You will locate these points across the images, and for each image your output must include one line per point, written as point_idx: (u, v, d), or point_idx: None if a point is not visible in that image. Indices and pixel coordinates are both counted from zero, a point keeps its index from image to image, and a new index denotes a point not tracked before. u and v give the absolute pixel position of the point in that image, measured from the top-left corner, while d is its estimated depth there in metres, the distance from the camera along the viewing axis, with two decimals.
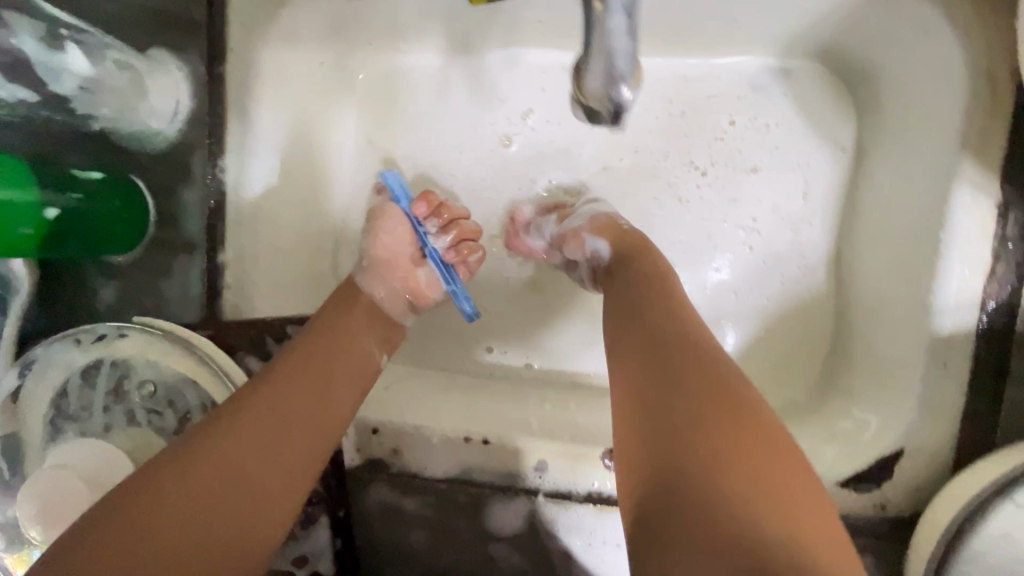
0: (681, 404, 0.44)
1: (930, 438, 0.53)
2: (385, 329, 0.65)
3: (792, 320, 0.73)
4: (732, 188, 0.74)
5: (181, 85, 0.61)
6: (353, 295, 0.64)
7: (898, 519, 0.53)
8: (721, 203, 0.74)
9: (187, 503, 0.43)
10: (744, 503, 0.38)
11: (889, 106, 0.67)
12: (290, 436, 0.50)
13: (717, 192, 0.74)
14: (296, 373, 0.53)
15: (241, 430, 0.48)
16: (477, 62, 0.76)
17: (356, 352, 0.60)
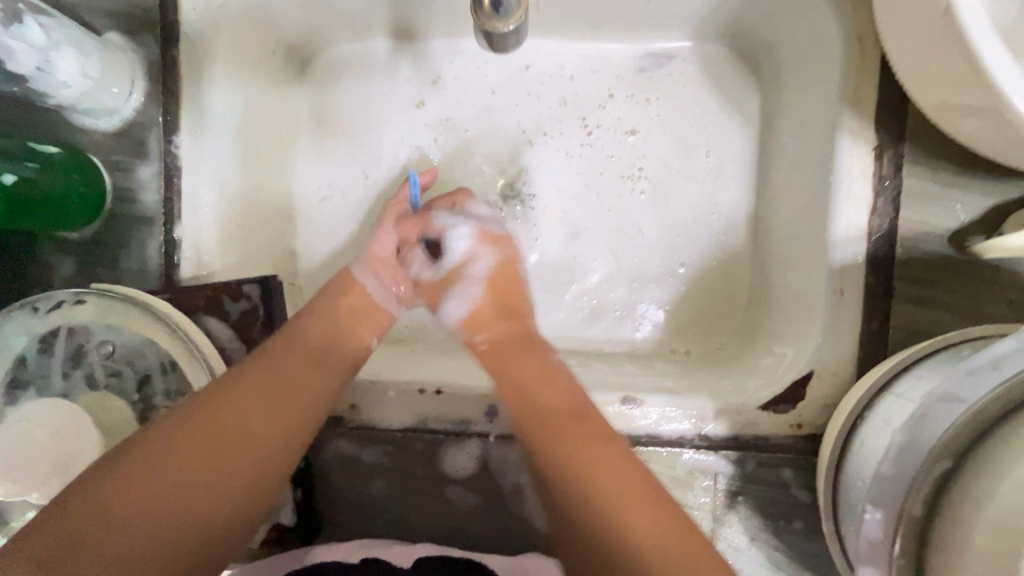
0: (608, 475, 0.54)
1: (832, 358, 0.61)
2: (378, 316, 0.68)
3: (718, 272, 0.80)
4: (613, 148, 0.80)
5: (135, 68, 0.64)
6: (346, 285, 0.68)
7: (811, 434, 0.61)
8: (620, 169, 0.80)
9: (169, 484, 0.47)
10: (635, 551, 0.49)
11: (785, 76, 0.72)
12: (272, 428, 0.54)
13: (597, 151, 0.81)
14: (283, 370, 0.57)
15: (224, 418, 0.51)
16: (423, 48, 0.81)
17: (343, 344, 0.63)
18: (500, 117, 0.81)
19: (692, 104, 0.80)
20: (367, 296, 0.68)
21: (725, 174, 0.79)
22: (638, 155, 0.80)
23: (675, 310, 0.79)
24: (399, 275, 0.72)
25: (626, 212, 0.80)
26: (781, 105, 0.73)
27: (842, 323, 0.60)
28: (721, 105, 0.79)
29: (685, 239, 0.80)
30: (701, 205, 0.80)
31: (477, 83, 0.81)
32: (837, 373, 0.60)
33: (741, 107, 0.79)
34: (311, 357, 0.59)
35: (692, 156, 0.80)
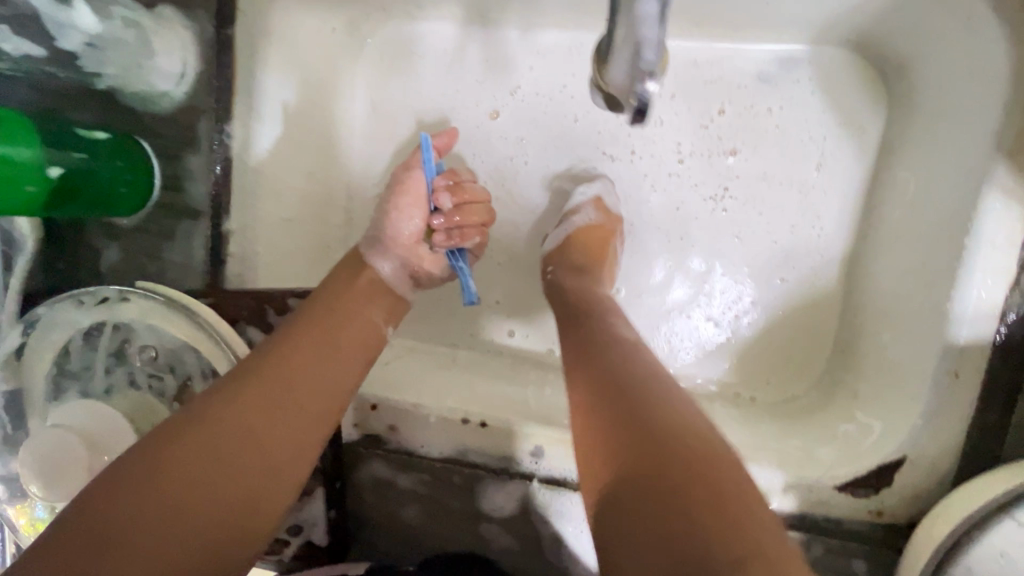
0: (632, 393, 0.42)
1: (932, 447, 0.53)
2: (391, 299, 0.63)
3: (800, 315, 0.71)
4: (709, 172, 0.72)
5: (189, 46, 0.58)
6: (357, 269, 0.62)
7: (892, 525, 0.54)
8: (706, 188, 0.72)
9: (197, 470, 0.41)
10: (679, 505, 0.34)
11: (922, 101, 0.62)
12: (297, 399, 0.48)
13: (686, 178, 0.72)
14: (302, 343, 0.52)
15: (246, 396, 0.46)
16: (496, 35, 0.73)
17: (362, 321, 0.58)
18: (572, 118, 0.73)
19: (809, 126, 0.70)
20: (377, 279, 0.62)
21: (829, 208, 0.70)
22: (731, 175, 0.71)
23: (745, 351, 0.72)
24: (419, 255, 0.66)
25: (704, 238, 0.72)
26: (911, 135, 0.63)
27: (952, 409, 0.52)
28: (834, 125, 0.69)
29: (765, 280, 0.72)
30: (794, 239, 0.71)
31: (552, 79, 0.73)
32: (936, 464, 0.53)
33: (857, 129, 0.68)
34: (330, 335, 0.54)
35: (798, 183, 0.70)
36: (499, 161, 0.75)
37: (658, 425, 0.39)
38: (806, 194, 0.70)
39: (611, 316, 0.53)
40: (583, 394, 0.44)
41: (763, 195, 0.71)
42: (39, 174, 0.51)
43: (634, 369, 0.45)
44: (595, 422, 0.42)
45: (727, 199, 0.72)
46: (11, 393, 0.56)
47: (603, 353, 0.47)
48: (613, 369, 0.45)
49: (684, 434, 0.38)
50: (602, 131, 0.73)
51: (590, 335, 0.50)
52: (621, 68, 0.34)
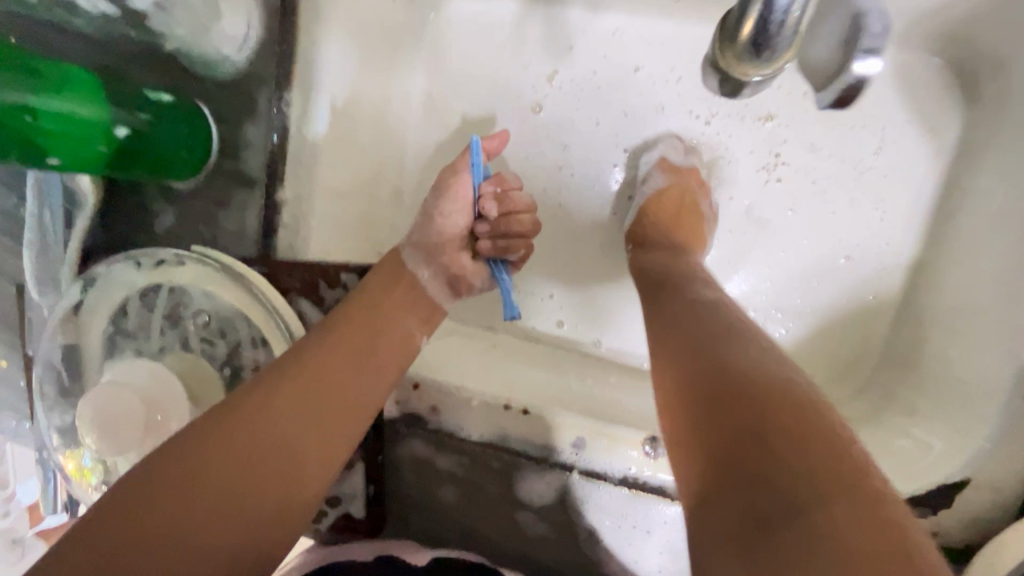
0: (728, 363, 0.40)
1: (1000, 470, 0.51)
2: (428, 308, 0.62)
3: (856, 320, 0.68)
4: (744, 141, 0.69)
5: (252, 9, 0.58)
6: (398, 271, 0.61)
7: (948, 546, 0.52)
8: (757, 156, 0.68)
9: (232, 468, 0.41)
10: (793, 471, 0.32)
11: (1014, 106, 0.58)
12: (328, 405, 0.48)
13: (732, 149, 0.69)
14: (331, 348, 0.51)
15: (280, 396, 0.46)
16: (558, 14, 0.71)
17: (395, 328, 0.57)
18: (634, 103, 0.71)
19: (872, 105, 0.66)
20: (416, 286, 0.62)
21: (892, 188, 0.66)
22: (776, 143, 0.68)
23: (797, 353, 0.69)
24: (460, 261, 0.65)
25: (766, 215, 0.69)
26: (1000, 140, 0.59)
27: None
28: (914, 125, 0.65)
29: (823, 278, 0.68)
30: (853, 215, 0.67)
31: (614, 63, 0.70)
32: (999, 488, 0.51)
33: (937, 129, 0.64)
34: (361, 343, 0.53)
35: (856, 159, 0.67)
36: (552, 143, 0.72)
37: (754, 402, 0.36)
38: (864, 171, 0.67)
39: (688, 288, 0.51)
40: (672, 367, 0.42)
41: (821, 175, 0.67)
42: (106, 133, 0.52)
43: (724, 341, 0.42)
44: (688, 392, 0.40)
45: (778, 168, 0.68)
46: (69, 347, 0.58)
47: (687, 329, 0.45)
48: (691, 344, 0.43)
49: (780, 410, 0.35)
50: (657, 117, 0.70)
51: (671, 312, 0.48)
52: (829, 40, 0.31)
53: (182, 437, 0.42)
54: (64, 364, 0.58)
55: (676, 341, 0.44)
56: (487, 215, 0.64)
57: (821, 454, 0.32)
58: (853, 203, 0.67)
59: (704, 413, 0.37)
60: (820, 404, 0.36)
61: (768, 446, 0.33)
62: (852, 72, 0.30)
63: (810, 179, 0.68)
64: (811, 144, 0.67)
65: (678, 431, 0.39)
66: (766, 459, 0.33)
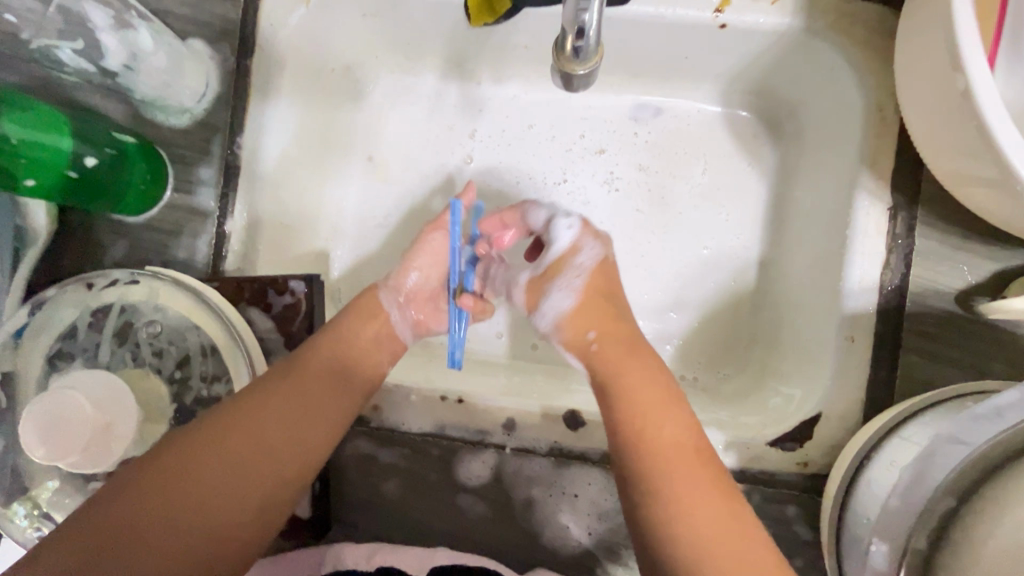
0: (682, 475, 0.53)
1: (841, 403, 0.63)
2: (394, 344, 0.68)
3: (726, 309, 0.83)
4: (585, 166, 0.85)
5: (211, 72, 0.69)
6: (375, 311, 0.68)
7: (816, 473, 0.62)
8: (598, 176, 0.85)
9: (196, 488, 0.50)
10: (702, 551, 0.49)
11: (807, 136, 0.78)
12: (292, 437, 0.56)
13: (591, 176, 0.85)
14: (303, 386, 0.58)
15: (250, 430, 0.54)
16: (469, 82, 0.86)
17: (366, 367, 0.64)
18: (536, 147, 0.86)
19: (699, 140, 0.85)
20: (388, 322, 0.69)
21: (724, 197, 0.84)
22: (612, 166, 0.85)
23: (688, 340, 0.83)
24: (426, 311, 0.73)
25: (620, 218, 0.85)
26: (804, 162, 0.78)
27: (852, 369, 0.63)
28: (744, 157, 0.84)
29: (697, 269, 0.84)
30: (696, 219, 0.84)
31: (511, 115, 0.86)
32: (844, 417, 0.63)
33: (759, 160, 0.84)
34: (328, 374, 0.60)
35: (682, 178, 0.85)
36: (469, 181, 0.86)
37: (680, 508, 0.51)
38: (690, 186, 0.85)
39: (645, 354, 0.63)
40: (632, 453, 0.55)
41: (656, 188, 0.85)
42: (73, 162, 0.58)
43: (672, 441, 0.55)
44: (645, 479, 0.53)
45: (617, 182, 0.85)
46: (5, 374, 0.60)
47: (627, 412, 0.58)
48: (631, 432, 0.56)
49: (679, 454, 0.54)
50: (553, 157, 0.86)
51: (630, 381, 0.60)
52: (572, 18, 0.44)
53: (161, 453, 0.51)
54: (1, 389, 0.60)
55: (628, 421, 0.57)
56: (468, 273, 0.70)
57: (705, 479, 0.53)
58: (691, 209, 0.84)
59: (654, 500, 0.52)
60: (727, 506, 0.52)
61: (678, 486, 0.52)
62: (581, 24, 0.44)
63: (646, 189, 0.85)
64: (640, 165, 0.85)
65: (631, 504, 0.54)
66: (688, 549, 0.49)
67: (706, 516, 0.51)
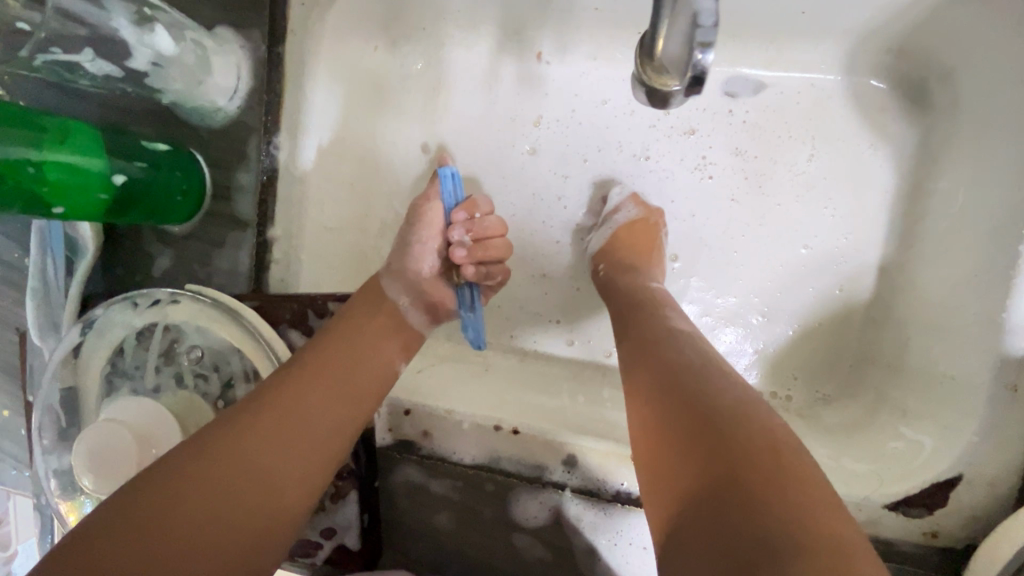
0: (737, 433, 0.39)
1: (992, 465, 0.50)
2: (407, 334, 0.63)
3: (832, 323, 0.69)
4: (670, 152, 0.72)
5: (243, 65, 0.63)
6: (379, 301, 0.63)
7: (949, 548, 0.51)
8: (687, 160, 0.71)
9: (213, 489, 0.42)
10: (778, 524, 0.33)
11: (966, 108, 0.60)
12: (307, 423, 0.49)
13: (678, 161, 0.72)
14: (318, 371, 0.53)
15: (264, 420, 0.48)
16: (529, 50, 0.73)
17: (375, 356, 0.59)
18: (607, 128, 0.73)
19: (816, 117, 0.69)
20: (397, 313, 0.63)
21: (837, 187, 0.68)
22: (704, 147, 0.71)
23: (780, 360, 0.70)
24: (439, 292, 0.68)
25: (710, 209, 0.71)
26: (956, 142, 0.61)
27: (1011, 424, 0.50)
28: (871, 134, 0.68)
29: (811, 273, 0.69)
30: (804, 214, 0.69)
31: (577, 89, 0.74)
32: (994, 483, 0.50)
33: (893, 139, 0.67)
34: (345, 373, 0.55)
35: (789, 164, 0.69)
36: (528, 169, 0.75)
37: (739, 468, 0.36)
38: (798, 173, 0.69)
39: (669, 319, 0.54)
40: (659, 426, 0.42)
41: (752, 175, 0.70)
42: (106, 181, 0.55)
43: (709, 396, 0.42)
44: (682, 446, 0.40)
45: (709, 166, 0.71)
46: (68, 391, 0.60)
47: (649, 365, 0.47)
48: (658, 388, 0.45)
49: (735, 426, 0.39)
50: (628, 141, 0.73)
51: (643, 344, 0.50)
52: (680, 42, 0.34)
53: (171, 460, 0.44)
54: (62, 407, 0.60)
55: (650, 388, 0.45)
56: (460, 244, 0.66)
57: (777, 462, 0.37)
58: (799, 201, 0.69)
59: (700, 476, 0.37)
60: (801, 477, 0.36)
61: (766, 478, 0.36)
62: (699, 64, 0.33)
63: (743, 175, 0.70)
64: (737, 147, 0.70)
65: (671, 486, 0.39)
66: (764, 525, 0.33)
67: (771, 480, 0.36)
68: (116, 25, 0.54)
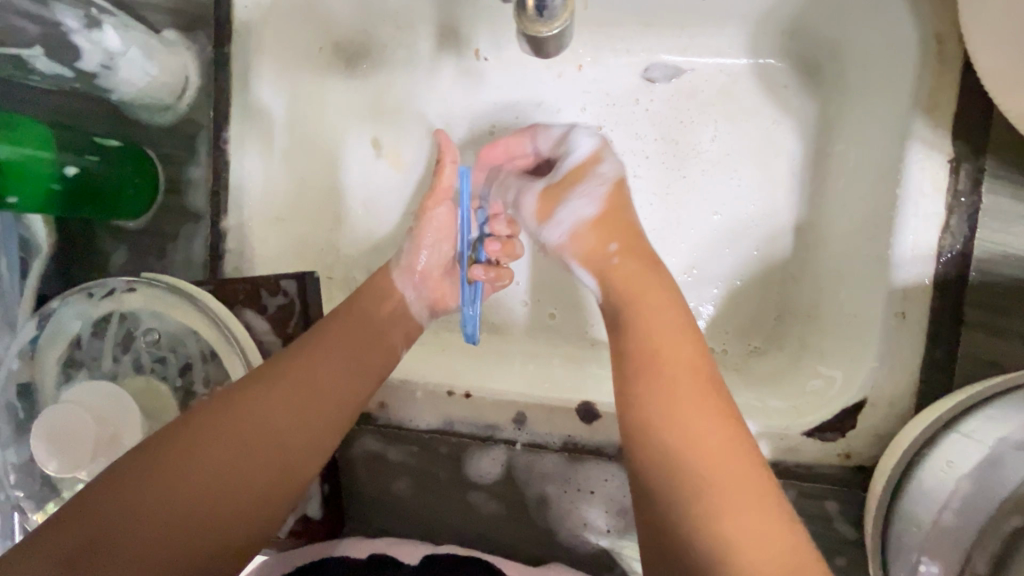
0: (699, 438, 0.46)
1: (891, 387, 0.56)
2: (409, 323, 0.66)
3: (756, 281, 0.75)
4: None
5: (190, 64, 0.67)
6: (386, 292, 0.66)
7: (860, 466, 0.56)
8: None
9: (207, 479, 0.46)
10: (714, 495, 0.44)
11: (852, 79, 0.68)
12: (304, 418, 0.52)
13: None
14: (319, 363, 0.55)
15: (264, 413, 0.50)
16: (465, 45, 0.78)
17: (379, 347, 0.61)
18: (542, 115, 0.79)
19: (716, 101, 0.76)
20: (402, 304, 0.66)
21: (741, 161, 0.75)
22: (605, 142, 0.77)
23: (713, 320, 0.75)
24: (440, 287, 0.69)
25: None
26: (847, 110, 0.69)
27: (904, 348, 0.56)
28: (778, 108, 0.74)
29: (726, 242, 0.75)
30: (712, 188, 0.76)
31: (511, 81, 0.79)
32: (893, 402, 0.56)
33: (799, 112, 0.74)
34: (348, 358, 0.57)
35: (691, 143, 0.76)
36: (473, 155, 0.80)
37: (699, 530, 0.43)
38: (698, 153, 0.76)
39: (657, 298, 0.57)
40: (645, 413, 0.49)
41: (653, 155, 0.77)
42: (59, 174, 0.58)
43: (682, 393, 0.49)
44: (658, 448, 0.47)
45: (611, 156, 0.77)
46: (24, 385, 0.61)
47: (639, 355, 0.53)
48: (644, 380, 0.51)
49: (717, 445, 0.46)
50: (561, 129, 0.78)
51: (632, 327, 0.55)
52: None
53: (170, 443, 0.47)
54: (19, 401, 0.60)
55: (635, 376, 0.52)
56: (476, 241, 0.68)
57: (745, 456, 0.46)
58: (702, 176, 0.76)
59: (664, 481, 0.46)
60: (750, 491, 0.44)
61: (717, 519, 0.43)
62: None
63: (644, 156, 0.77)
64: (635, 133, 0.77)
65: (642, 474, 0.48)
66: (704, 527, 0.43)
67: (735, 502, 0.44)
68: (65, 28, 0.57)
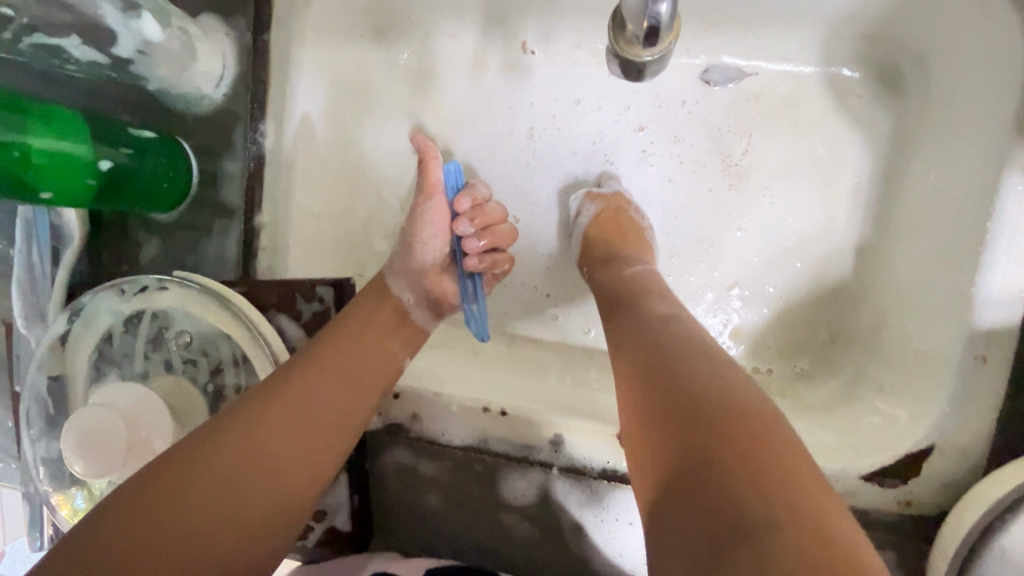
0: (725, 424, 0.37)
1: (964, 435, 0.52)
2: (410, 328, 0.63)
3: (811, 303, 0.70)
4: (619, 146, 0.74)
5: (228, 52, 0.63)
6: (381, 297, 0.62)
7: (922, 516, 0.53)
8: (631, 156, 0.74)
9: (218, 488, 0.42)
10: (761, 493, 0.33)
11: (938, 92, 0.62)
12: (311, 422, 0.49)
13: (630, 151, 0.74)
14: (322, 366, 0.53)
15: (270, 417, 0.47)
16: (513, 36, 0.73)
17: (377, 347, 0.58)
18: (589, 115, 0.74)
19: (772, 107, 0.71)
20: (402, 309, 0.63)
21: (800, 174, 0.70)
22: (647, 144, 0.73)
23: (762, 342, 0.71)
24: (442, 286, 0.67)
25: (646, 200, 0.73)
26: (928, 126, 0.63)
27: (982, 394, 0.52)
28: (849, 119, 0.69)
29: (774, 261, 0.71)
30: (760, 200, 0.71)
31: (557, 77, 0.74)
32: (965, 451, 0.52)
33: (870, 124, 0.68)
34: (351, 360, 0.55)
35: (729, 152, 0.72)
36: (514, 155, 0.76)
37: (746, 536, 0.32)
38: (736, 163, 0.71)
39: (653, 303, 0.52)
40: (652, 410, 0.41)
41: (691, 161, 0.72)
42: (93, 168, 0.55)
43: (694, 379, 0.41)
44: (676, 445, 0.37)
45: (651, 157, 0.73)
46: (56, 379, 0.60)
47: (642, 351, 0.46)
48: (649, 375, 0.43)
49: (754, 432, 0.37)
50: (608, 130, 0.74)
51: (632, 327, 0.49)
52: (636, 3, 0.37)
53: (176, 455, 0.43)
54: (50, 397, 0.60)
55: (640, 374, 0.44)
56: (468, 236, 0.65)
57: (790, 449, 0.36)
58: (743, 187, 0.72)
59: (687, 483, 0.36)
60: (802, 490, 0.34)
61: (763, 519, 0.32)
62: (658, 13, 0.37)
63: (681, 163, 0.73)
64: (676, 135, 0.72)
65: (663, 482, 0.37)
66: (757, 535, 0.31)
67: (787, 500, 0.33)
68: (103, 14, 0.54)
